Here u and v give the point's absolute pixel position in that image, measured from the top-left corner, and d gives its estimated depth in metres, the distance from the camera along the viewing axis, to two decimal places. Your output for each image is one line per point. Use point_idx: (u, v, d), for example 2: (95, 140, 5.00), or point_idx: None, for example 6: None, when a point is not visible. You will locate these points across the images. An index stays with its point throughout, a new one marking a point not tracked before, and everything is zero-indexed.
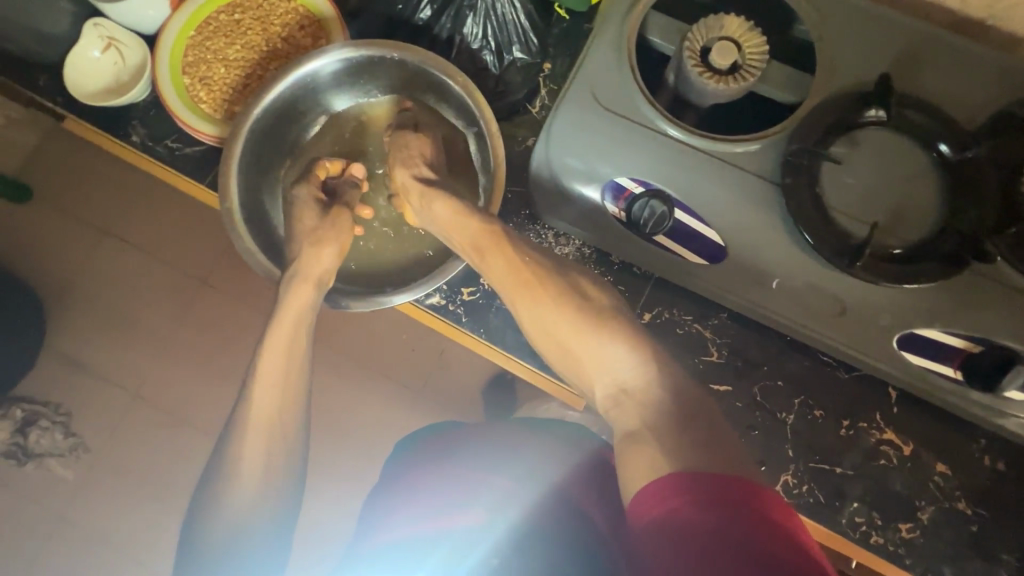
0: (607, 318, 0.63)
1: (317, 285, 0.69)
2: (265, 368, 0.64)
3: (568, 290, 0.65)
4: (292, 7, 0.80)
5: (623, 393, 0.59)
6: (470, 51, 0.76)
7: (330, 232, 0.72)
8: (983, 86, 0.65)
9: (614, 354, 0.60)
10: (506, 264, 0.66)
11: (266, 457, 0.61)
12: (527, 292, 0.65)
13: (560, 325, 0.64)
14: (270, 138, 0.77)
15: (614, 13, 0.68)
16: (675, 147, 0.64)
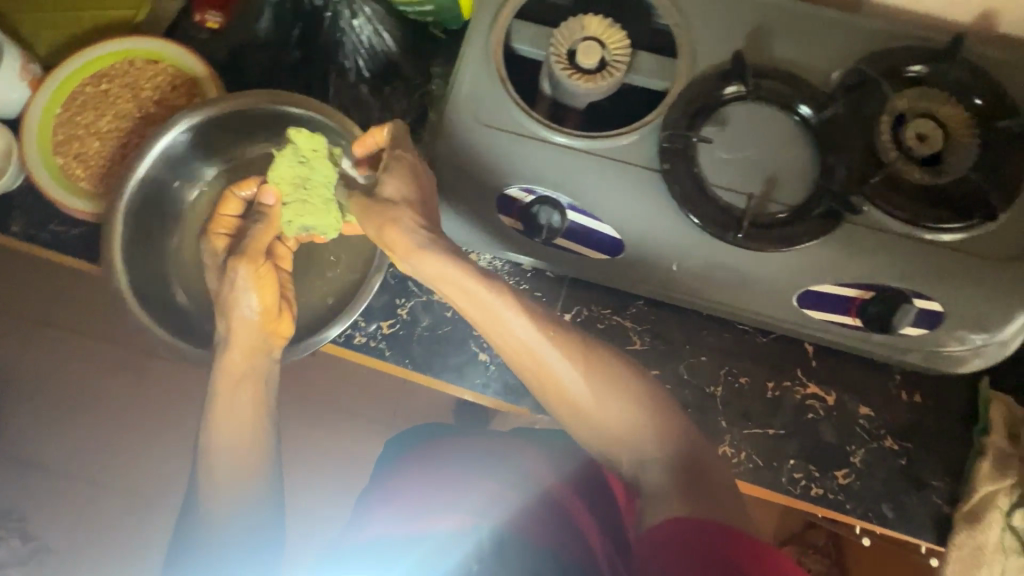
0: (630, 385, 0.61)
1: (247, 346, 0.65)
2: (219, 412, 0.63)
3: (592, 355, 0.61)
4: (162, 69, 0.78)
5: (599, 430, 0.61)
6: (348, 85, 0.75)
7: (237, 287, 0.64)
8: (832, 47, 0.68)
9: (617, 411, 0.60)
10: (517, 333, 0.59)
11: (232, 464, 0.63)
12: (541, 362, 0.60)
13: (581, 388, 0.60)
14: (153, 208, 0.73)
15: (478, 29, 0.69)
16: (559, 151, 0.66)
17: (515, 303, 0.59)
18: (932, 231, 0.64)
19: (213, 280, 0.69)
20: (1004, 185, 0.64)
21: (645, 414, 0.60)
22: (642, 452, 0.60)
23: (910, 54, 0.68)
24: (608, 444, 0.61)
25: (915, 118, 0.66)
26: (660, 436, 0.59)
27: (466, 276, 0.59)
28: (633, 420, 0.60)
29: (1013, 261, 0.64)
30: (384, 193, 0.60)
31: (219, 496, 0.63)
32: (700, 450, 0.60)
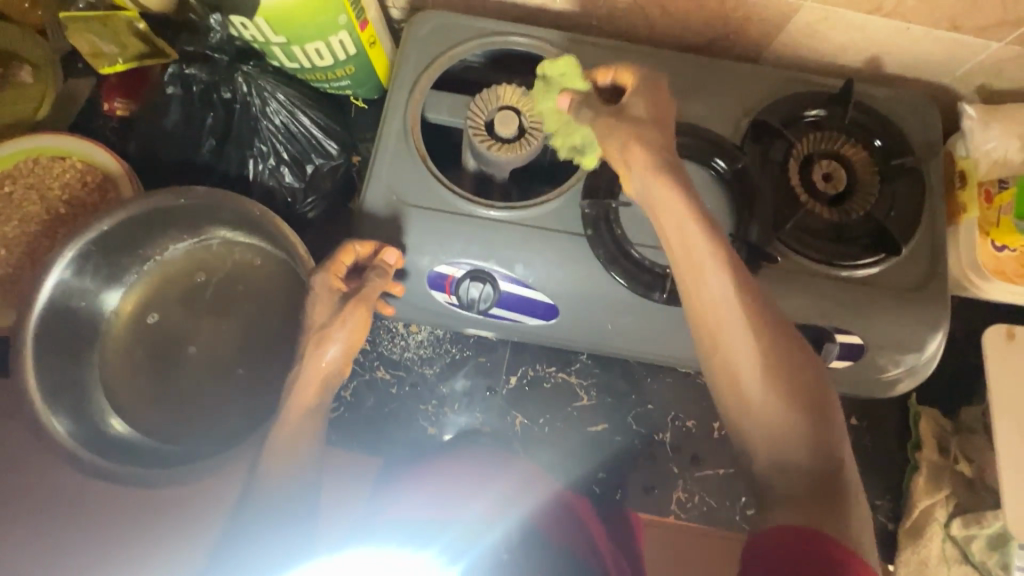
0: (826, 449, 0.48)
1: (321, 382, 0.62)
2: (285, 426, 0.61)
3: (822, 404, 0.48)
4: (69, 165, 0.74)
5: (757, 449, 0.50)
6: (267, 168, 0.73)
7: (332, 327, 0.62)
8: (738, 99, 0.72)
9: (795, 459, 0.47)
10: (742, 318, 0.49)
11: (299, 454, 0.61)
12: (741, 350, 0.49)
13: (790, 424, 0.48)
14: (61, 342, 0.66)
15: (395, 106, 0.70)
16: (485, 222, 0.67)
17: (750, 315, 0.49)
18: (847, 268, 0.67)
19: (321, 308, 0.63)
20: (904, 218, 0.69)
21: (817, 483, 0.47)
22: (772, 503, 0.47)
23: (806, 99, 0.71)
24: (743, 458, 0.50)
25: (820, 160, 0.70)
26: (815, 507, 0.46)
27: (711, 272, 0.50)
28: (797, 481, 0.47)
29: (920, 289, 0.68)
30: (635, 78, 0.57)
31: (274, 481, 0.59)
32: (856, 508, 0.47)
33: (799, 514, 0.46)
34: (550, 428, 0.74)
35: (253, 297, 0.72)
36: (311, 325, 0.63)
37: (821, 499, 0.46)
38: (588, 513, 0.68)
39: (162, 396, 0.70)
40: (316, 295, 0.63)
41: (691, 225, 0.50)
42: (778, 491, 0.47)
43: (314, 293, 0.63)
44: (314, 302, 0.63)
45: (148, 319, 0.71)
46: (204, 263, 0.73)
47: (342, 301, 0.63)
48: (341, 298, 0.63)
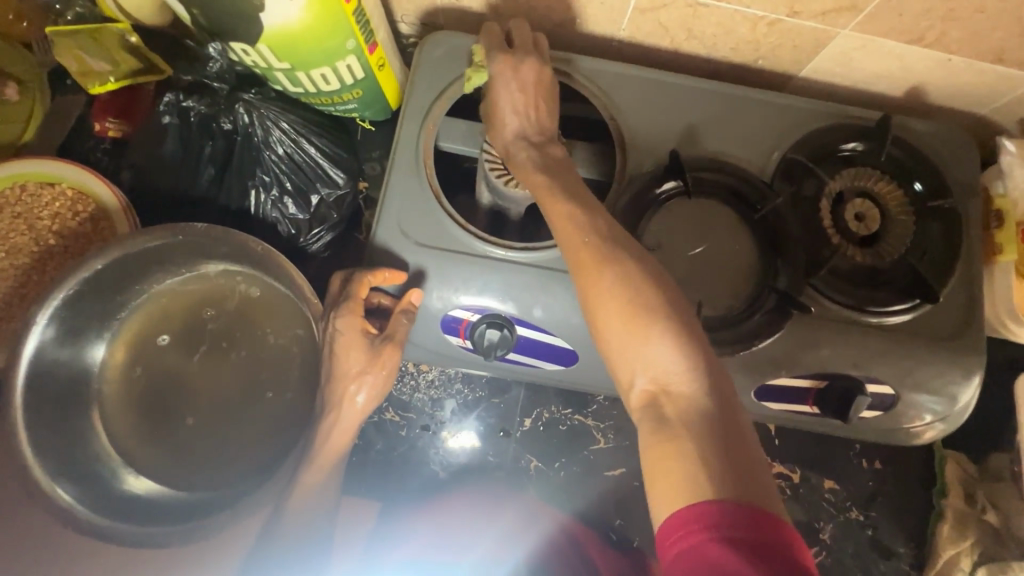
0: (731, 416, 0.42)
1: (335, 453, 0.62)
2: (308, 476, 0.61)
3: (723, 374, 0.44)
4: (59, 192, 0.70)
5: (668, 427, 0.42)
6: (269, 199, 0.70)
7: (367, 373, 0.61)
8: (768, 132, 0.68)
9: (700, 428, 0.41)
10: (623, 296, 0.46)
11: (315, 493, 0.61)
12: (628, 329, 0.45)
13: (691, 396, 0.42)
14: (52, 390, 0.62)
15: (405, 136, 0.65)
16: (500, 265, 0.62)
17: (642, 284, 0.46)
18: (879, 315, 0.64)
19: (356, 351, 0.61)
20: (939, 262, 0.65)
21: (732, 452, 0.40)
22: (686, 479, 0.38)
23: (839, 133, 0.68)
24: (658, 442, 0.41)
25: (853, 198, 0.66)
26: (736, 476, 0.38)
27: (604, 264, 0.47)
28: (710, 450, 0.39)
29: (956, 338, 0.65)
30: (526, 78, 0.60)
31: (292, 527, 0.60)
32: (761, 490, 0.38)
33: (712, 482, 0.37)
34: (565, 473, 0.72)
35: (256, 337, 0.68)
36: (345, 372, 0.62)
37: (742, 465, 0.39)
38: (593, 544, 0.64)
39: (159, 441, 0.66)
40: (345, 342, 0.61)
41: (580, 214, 0.50)
42: (689, 460, 0.39)
43: (345, 335, 0.61)
44: (344, 344, 0.61)
45: (145, 359, 0.67)
46: (204, 298, 0.69)
47: (375, 344, 0.61)
48: (375, 340, 0.61)
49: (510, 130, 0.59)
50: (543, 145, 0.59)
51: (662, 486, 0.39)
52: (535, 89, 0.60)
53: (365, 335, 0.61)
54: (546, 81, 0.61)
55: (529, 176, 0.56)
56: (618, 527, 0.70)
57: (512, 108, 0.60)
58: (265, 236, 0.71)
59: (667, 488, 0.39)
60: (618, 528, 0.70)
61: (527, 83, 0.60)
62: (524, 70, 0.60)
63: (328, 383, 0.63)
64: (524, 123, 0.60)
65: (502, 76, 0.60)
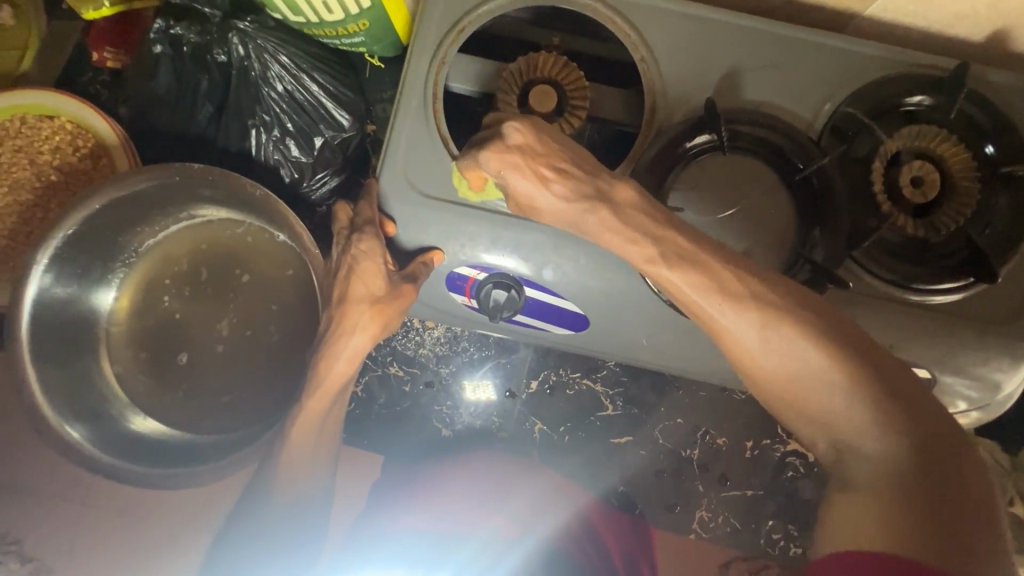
0: (934, 456, 0.42)
1: (334, 390, 0.57)
2: (303, 420, 0.56)
3: (914, 415, 0.43)
4: (59, 126, 0.67)
5: (849, 487, 0.44)
6: (270, 140, 0.66)
7: (379, 301, 0.56)
8: (820, 81, 0.60)
9: (891, 487, 0.42)
10: (801, 354, 0.45)
11: (309, 448, 0.57)
12: (808, 388, 0.45)
13: (882, 454, 0.43)
14: (57, 332, 0.61)
15: (414, 73, 0.59)
16: (509, 222, 0.57)
17: (801, 336, 0.44)
18: (923, 293, 0.58)
19: (371, 278, 0.56)
20: (1001, 237, 0.58)
21: (932, 504, 0.40)
22: (869, 533, 0.41)
23: (907, 83, 0.59)
24: (846, 500, 0.44)
25: (911, 159, 0.58)
26: (936, 531, 0.39)
27: (750, 334, 0.46)
28: (904, 506, 0.41)
29: (1007, 324, 0.59)
30: (528, 146, 0.49)
31: (291, 491, 0.57)
32: (978, 535, 0.39)
33: (895, 540, 0.40)
34: (570, 437, 0.71)
35: (259, 283, 0.66)
36: (358, 297, 0.56)
37: (937, 517, 0.40)
38: (608, 530, 0.62)
39: (167, 384, 0.66)
40: (362, 264, 0.56)
41: (699, 275, 0.47)
42: (882, 503, 0.42)
43: (363, 261, 0.56)
44: (360, 269, 0.56)
45: (150, 303, 0.67)
46: (205, 242, 0.67)
47: (391, 278, 0.56)
48: (394, 276, 0.56)
49: (556, 206, 0.51)
50: (605, 195, 0.49)
51: (837, 538, 0.43)
52: (543, 149, 0.50)
53: (385, 265, 0.56)
54: (544, 137, 0.50)
55: (614, 242, 0.50)
56: (621, 494, 0.69)
57: (540, 185, 0.50)
58: (266, 179, 0.67)
59: (843, 539, 0.42)
60: (621, 495, 0.69)
61: (532, 152, 0.49)
62: (516, 141, 0.49)
63: (337, 305, 0.57)
64: (566, 185, 0.50)
65: (506, 164, 0.50)
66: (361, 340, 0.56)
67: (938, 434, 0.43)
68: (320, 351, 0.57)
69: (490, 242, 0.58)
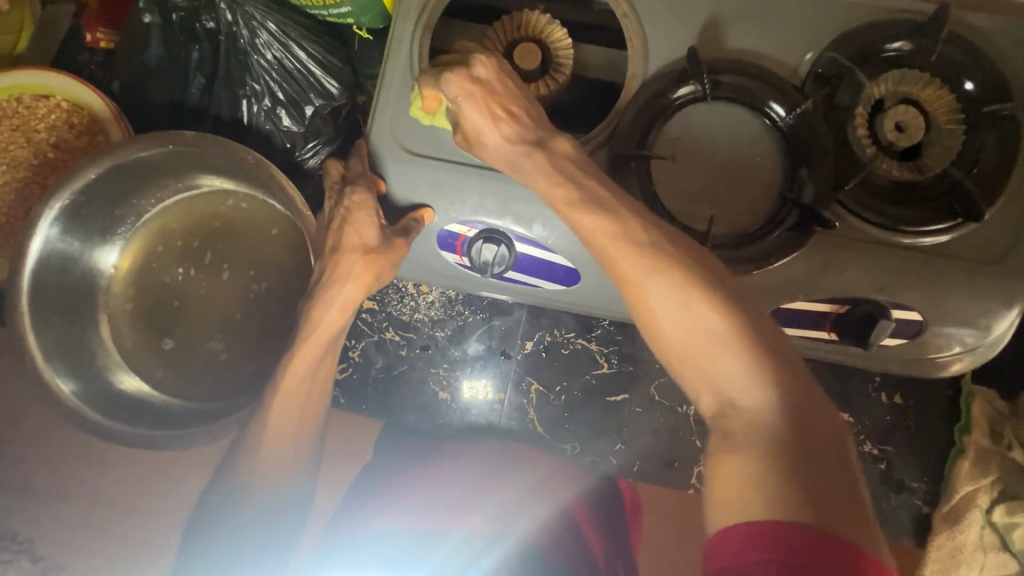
0: (802, 415, 0.42)
1: (324, 340, 0.57)
2: (291, 371, 0.56)
3: (789, 369, 0.43)
4: (54, 104, 0.68)
5: (733, 441, 0.42)
6: (262, 111, 0.67)
7: (369, 249, 0.56)
8: (801, 29, 0.60)
9: (771, 441, 0.41)
10: (700, 303, 0.44)
11: (296, 405, 0.57)
12: (708, 343, 0.44)
13: (757, 409, 0.42)
14: (55, 297, 0.63)
15: (400, 35, 0.60)
16: (497, 177, 0.58)
17: (706, 301, 0.44)
18: (913, 235, 0.58)
19: (363, 229, 0.56)
20: (990, 175, 0.58)
21: (808, 457, 0.40)
22: (752, 495, 0.39)
23: (888, 29, 0.60)
24: (727, 453, 0.42)
25: (894, 105, 0.59)
26: (812, 485, 0.38)
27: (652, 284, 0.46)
28: (787, 455, 0.40)
29: (997, 263, 0.59)
30: (489, 84, 0.53)
31: (275, 456, 0.57)
32: (840, 487, 0.39)
33: (774, 503, 0.38)
34: (566, 398, 0.71)
35: (254, 250, 0.67)
36: (348, 249, 0.57)
37: (812, 479, 0.39)
38: (586, 522, 0.61)
39: (167, 353, 0.67)
40: (351, 218, 0.57)
41: (626, 228, 0.47)
42: (771, 462, 0.40)
43: (355, 212, 0.56)
44: (353, 220, 0.57)
45: (147, 275, 0.68)
46: (201, 212, 0.68)
47: (381, 232, 0.57)
48: (385, 228, 0.57)
49: (501, 145, 0.53)
50: (544, 141, 0.52)
51: (722, 504, 0.40)
52: (501, 90, 0.53)
53: (377, 217, 0.56)
54: (506, 80, 0.54)
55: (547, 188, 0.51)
56: (619, 452, 0.70)
57: (491, 120, 0.53)
58: (259, 150, 0.69)
59: (730, 504, 0.40)
60: (619, 453, 0.70)
61: (492, 89, 0.53)
62: (479, 74, 0.53)
63: (330, 256, 0.58)
64: (511, 127, 0.53)
65: (463, 92, 0.53)
66: (352, 289, 0.57)
67: (818, 428, 0.41)
68: (313, 301, 0.58)
69: (480, 197, 0.58)
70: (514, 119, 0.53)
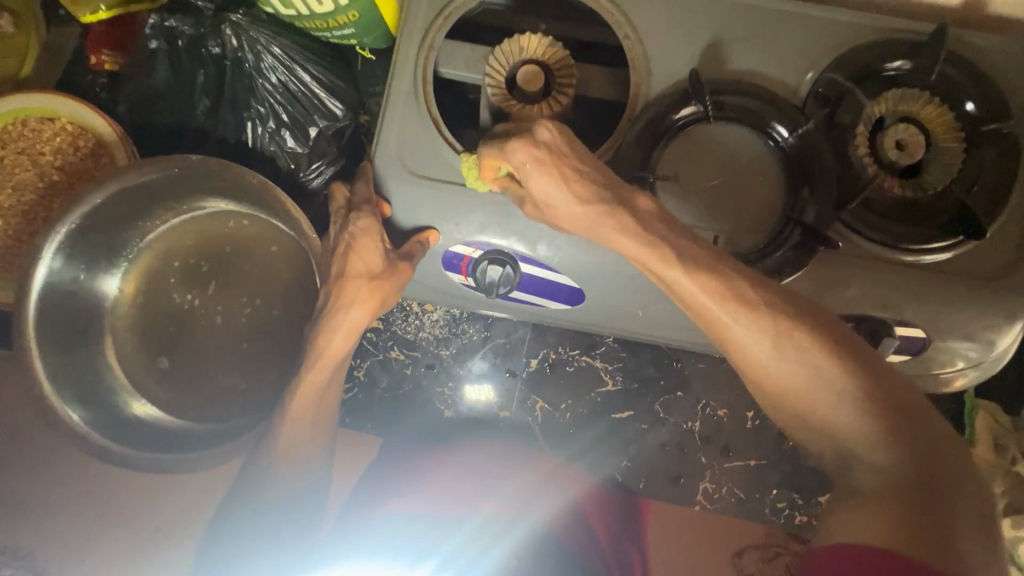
0: (942, 451, 0.45)
1: (331, 365, 0.57)
2: (300, 398, 0.57)
3: (934, 431, 0.45)
4: (59, 126, 0.69)
5: (858, 494, 0.46)
6: (266, 132, 0.67)
7: (374, 276, 0.56)
8: (800, 49, 0.61)
9: (893, 494, 0.44)
10: (799, 372, 0.47)
11: (302, 432, 0.57)
12: (814, 400, 0.47)
13: (885, 468, 0.45)
14: (62, 321, 0.63)
15: (404, 59, 0.61)
16: (502, 199, 0.58)
17: (824, 353, 0.46)
18: (915, 252, 0.59)
19: (368, 255, 0.57)
20: (988, 194, 0.59)
21: (932, 516, 0.42)
22: (871, 531, 0.43)
23: (888, 49, 0.60)
24: (845, 507, 0.46)
25: (894, 123, 0.60)
26: (915, 536, 0.41)
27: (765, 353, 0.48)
28: (903, 518, 0.42)
29: (998, 279, 0.59)
30: (554, 146, 0.50)
31: (286, 479, 0.58)
32: (976, 528, 0.42)
33: (909, 541, 0.41)
34: (571, 414, 0.71)
35: (259, 271, 0.68)
36: (353, 274, 0.57)
37: (945, 528, 0.41)
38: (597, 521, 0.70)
39: (173, 375, 0.67)
40: (357, 243, 0.57)
41: (739, 291, 0.48)
42: (872, 519, 0.43)
43: (360, 239, 0.57)
44: (358, 246, 0.57)
45: (153, 297, 0.68)
46: (206, 234, 0.68)
47: (387, 256, 0.57)
48: (391, 252, 0.57)
49: (573, 207, 0.50)
50: (626, 199, 0.50)
51: (843, 534, 0.44)
52: (570, 153, 0.50)
53: (382, 242, 0.56)
54: (572, 142, 0.51)
55: (618, 241, 0.50)
56: (625, 469, 0.70)
57: (560, 183, 0.49)
58: (263, 171, 0.69)
59: (849, 532, 0.44)
60: (625, 470, 0.70)
61: (562, 153, 0.50)
62: (544, 138, 0.50)
63: (335, 281, 0.58)
64: (585, 187, 0.49)
65: (530, 160, 0.49)
66: (357, 315, 0.57)
67: (960, 472, 0.44)
68: (318, 328, 0.58)
69: (485, 218, 0.58)
70: (586, 180, 0.50)
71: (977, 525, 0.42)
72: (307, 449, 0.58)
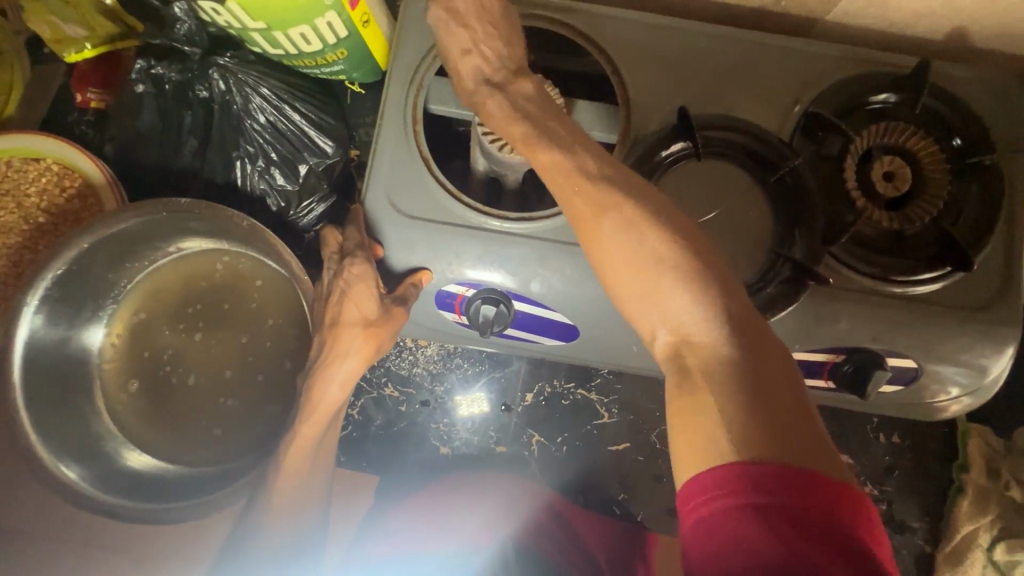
0: (759, 358, 0.40)
1: (326, 415, 0.57)
2: (295, 447, 0.57)
3: (747, 317, 0.41)
4: (45, 167, 0.68)
5: (689, 379, 0.40)
6: (255, 171, 0.67)
7: (369, 325, 0.57)
8: (788, 85, 0.62)
9: (722, 375, 0.39)
10: (645, 238, 0.43)
11: (295, 482, 0.57)
12: (654, 283, 0.42)
13: (708, 341, 0.41)
14: (48, 368, 0.62)
15: (394, 98, 0.60)
16: (495, 239, 0.58)
17: (653, 241, 0.43)
18: (906, 284, 0.59)
19: (363, 301, 0.57)
20: (974, 226, 0.60)
21: (761, 400, 0.38)
22: (709, 438, 0.37)
23: (872, 83, 0.61)
24: (681, 390, 0.40)
25: (882, 155, 0.60)
26: (757, 426, 0.36)
27: (609, 227, 0.44)
28: (733, 399, 0.38)
29: (988, 310, 0.60)
30: (463, 12, 0.55)
31: (276, 539, 0.56)
32: (788, 395, 0.38)
33: (739, 444, 0.36)
34: (568, 448, 0.71)
35: (250, 311, 0.67)
36: (349, 321, 0.57)
37: (777, 423, 0.36)
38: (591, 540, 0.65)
39: (164, 419, 0.66)
40: (351, 289, 0.57)
41: (569, 161, 0.47)
42: (720, 410, 0.38)
43: (355, 285, 0.56)
44: (352, 293, 0.57)
45: (141, 338, 0.67)
46: (195, 275, 0.68)
47: (381, 301, 0.57)
48: (385, 297, 0.57)
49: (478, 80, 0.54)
50: (509, 81, 0.53)
51: (683, 451, 0.38)
52: (478, 24, 0.55)
53: (377, 289, 0.56)
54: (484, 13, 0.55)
55: (507, 128, 0.51)
56: (623, 502, 0.69)
57: (464, 53, 0.55)
58: (253, 210, 0.69)
59: (692, 446, 0.38)
60: (623, 503, 0.69)
61: (466, 23, 0.55)
62: (459, 7, 0.55)
63: (330, 329, 0.58)
64: (491, 53, 0.54)
65: (443, 27, 0.55)
66: (353, 363, 0.57)
67: (798, 392, 0.39)
68: (313, 378, 0.58)
69: (478, 258, 0.58)
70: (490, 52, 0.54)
71: (807, 421, 0.37)
72: (302, 499, 0.58)
